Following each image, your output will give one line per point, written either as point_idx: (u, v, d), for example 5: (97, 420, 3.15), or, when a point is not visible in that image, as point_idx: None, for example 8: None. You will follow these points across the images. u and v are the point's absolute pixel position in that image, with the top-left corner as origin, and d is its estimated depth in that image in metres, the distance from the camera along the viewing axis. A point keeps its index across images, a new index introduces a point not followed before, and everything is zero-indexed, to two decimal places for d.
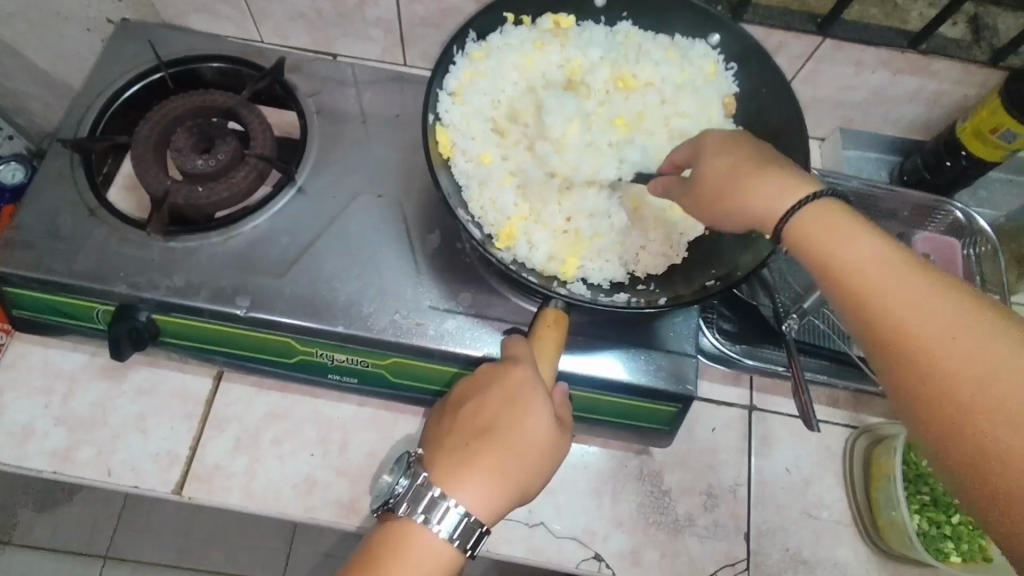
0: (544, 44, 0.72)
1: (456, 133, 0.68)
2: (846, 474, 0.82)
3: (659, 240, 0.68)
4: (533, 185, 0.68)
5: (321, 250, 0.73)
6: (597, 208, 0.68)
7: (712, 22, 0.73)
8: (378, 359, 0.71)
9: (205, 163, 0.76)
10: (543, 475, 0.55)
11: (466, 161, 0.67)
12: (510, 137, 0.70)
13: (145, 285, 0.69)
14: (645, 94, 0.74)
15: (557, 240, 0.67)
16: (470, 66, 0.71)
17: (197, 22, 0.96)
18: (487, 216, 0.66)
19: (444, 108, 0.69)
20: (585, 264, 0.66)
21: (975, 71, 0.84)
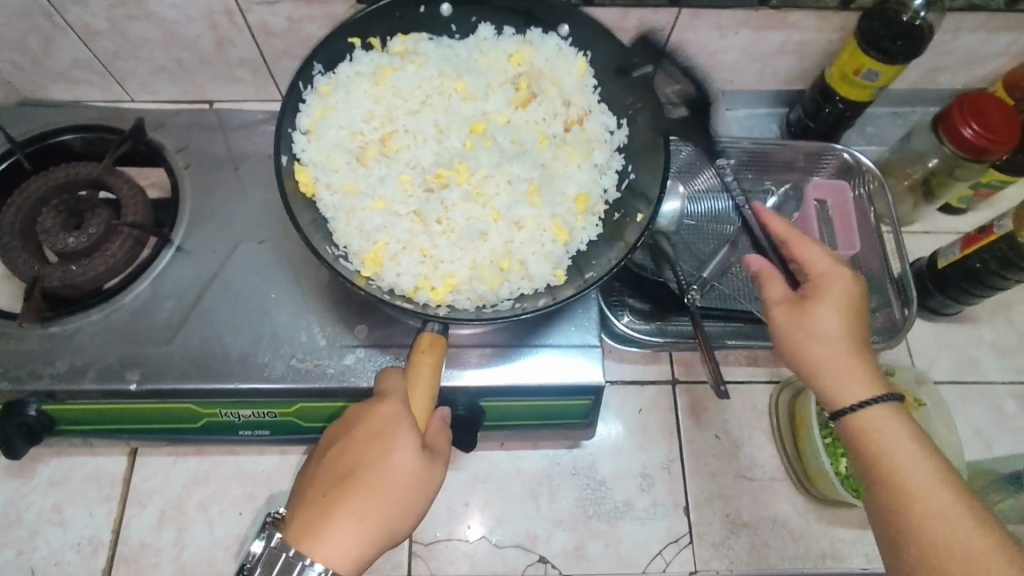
0: (394, 69, 0.72)
1: (316, 169, 0.67)
2: (774, 429, 0.83)
3: (534, 246, 0.67)
4: (402, 209, 0.68)
5: (209, 308, 0.72)
6: (467, 223, 0.68)
7: (558, 14, 0.72)
8: (283, 408, 0.70)
9: (76, 240, 0.72)
10: (415, 511, 0.56)
11: (329, 195, 0.66)
12: (374, 165, 0.69)
13: (28, 377, 0.67)
14: (503, 97, 0.74)
15: (428, 261, 0.65)
16: (320, 101, 0.69)
17: (59, 92, 0.93)
18: (354, 246, 0.65)
19: (299, 147, 0.67)
20: (461, 282, 0.64)
21: (830, 16, 0.85)
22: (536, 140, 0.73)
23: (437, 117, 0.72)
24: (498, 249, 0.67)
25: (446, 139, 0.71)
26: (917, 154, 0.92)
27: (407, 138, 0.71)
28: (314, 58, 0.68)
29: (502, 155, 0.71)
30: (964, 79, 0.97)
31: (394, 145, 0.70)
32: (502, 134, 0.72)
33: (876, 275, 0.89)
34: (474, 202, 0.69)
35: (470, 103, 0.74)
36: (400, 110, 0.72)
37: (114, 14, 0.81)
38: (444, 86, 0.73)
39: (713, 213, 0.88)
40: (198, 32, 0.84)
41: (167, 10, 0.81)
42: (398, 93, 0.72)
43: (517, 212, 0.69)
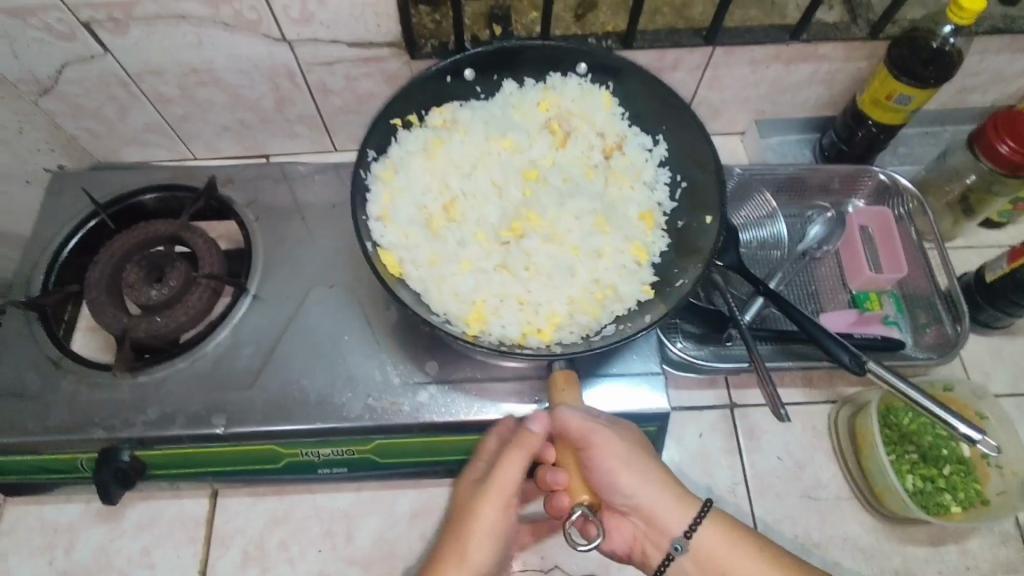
0: (441, 142, 0.76)
1: (398, 250, 0.69)
2: (835, 448, 0.84)
3: (619, 271, 0.71)
4: (490, 266, 0.71)
5: (287, 352, 0.76)
6: (552, 264, 0.72)
7: (575, 54, 0.75)
8: (362, 445, 0.73)
9: (159, 293, 0.76)
10: (483, 529, 0.60)
11: (417, 271, 0.69)
12: (447, 232, 0.73)
13: (122, 425, 0.71)
14: (544, 143, 0.79)
15: (526, 306, 0.69)
16: (384, 186, 0.72)
17: (131, 155, 1.00)
18: (457, 309, 0.67)
19: (378, 236, 0.69)
20: (560, 319, 0.67)
21: (858, 47, 0.89)
22: (584, 174, 0.78)
23: (492, 175, 0.77)
24: (589, 282, 0.70)
25: (507, 193, 0.76)
26: (953, 172, 0.95)
27: (469, 200, 0.76)
28: (368, 145, 0.71)
29: (561, 196, 0.76)
30: (993, 97, 1.00)
31: (461, 208, 0.75)
32: (558, 182, 0.77)
33: (923, 292, 0.93)
34: (553, 242, 0.73)
35: (515, 155, 0.78)
36: (454, 177, 0.76)
37: (185, 81, 0.87)
38: (489, 146, 0.78)
39: (762, 241, 0.94)
40: (261, 93, 0.90)
41: (234, 76, 0.86)
42: (449, 162, 0.77)
43: (591, 242, 0.73)
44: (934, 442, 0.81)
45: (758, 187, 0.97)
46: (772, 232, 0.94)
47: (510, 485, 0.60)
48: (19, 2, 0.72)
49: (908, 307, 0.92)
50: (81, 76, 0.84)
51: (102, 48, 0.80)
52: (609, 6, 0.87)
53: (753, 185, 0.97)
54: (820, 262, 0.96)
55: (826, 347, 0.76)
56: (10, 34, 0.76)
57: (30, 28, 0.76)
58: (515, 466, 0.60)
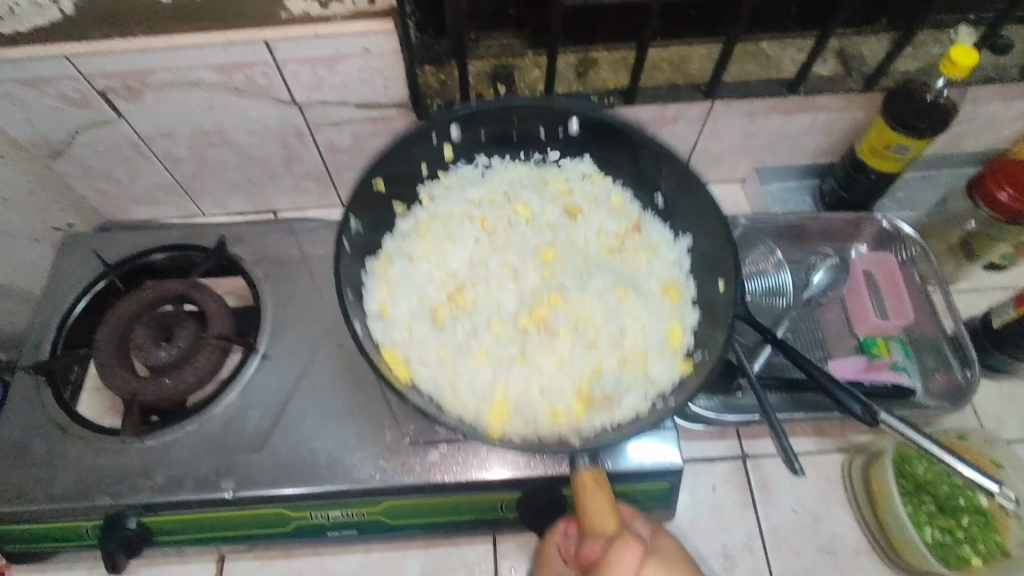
0: (439, 233, 0.79)
1: (402, 349, 0.69)
2: (851, 499, 0.83)
3: (648, 350, 0.70)
4: (503, 355, 0.71)
5: (296, 412, 0.75)
6: (572, 345, 0.72)
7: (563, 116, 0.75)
8: (372, 507, 0.72)
9: (167, 355, 0.76)
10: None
11: (425, 372, 0.68)
12: (456, 322, 0.74)
13: (128, 491, 0.70)
14: (548, 223, 0.81)
15: (550, 392, 0.68)
16: (381, 281, 0.74)
17: (140, 212, 1.01)
18: (473, 401, 0.67)
19: (380, 333, 0.69)
20: (582, 400, 0.67)
21: (854, 97, 0.90)
22: (601, 253, 0.79)
23: (503, 260, 0.78)
24: (616, 359, 0.71)
25: (521, 277, 0.77)
26: (953, 217, 0.98)
27: (477, 288, 0.76)
28: (351, 221, 0.70)
29: (580, 276, 0.77)
30: (988, 142, 1.01)
31: (472, 296, 0.76)
32: (576, 271, 0.77)
33: (929, 335, 0.93)
34: (575, 327, 0.73)
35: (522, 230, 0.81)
36: (455, 262, 0.78)
37: (196, 142, 0.88)
38: (496, 225, 0.80)
39: (767, 289, 0.93)
40: (269, 152, 0.91)
41: (243, 136, 0.88)
42: (446, 245, 0.79)
43: (613, 321, 0.74)
44: (951, 492, 0.80)
45: (762, 237, 0.99)
46: (778, 282, 0.93)
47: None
48: (36, 73, 0.74)
49: (915, 353, 0.93)
50: (94, 139, 0.85)
51: (115, 113, 0.82)
52: (609, 64, 0.89)
53: (758, 234, 0.99)
54: (825, 308, 0.97)
55: (836, 398, 0.74)
56: (25, 101, 0.78)
57: (46, 96, 0.78)
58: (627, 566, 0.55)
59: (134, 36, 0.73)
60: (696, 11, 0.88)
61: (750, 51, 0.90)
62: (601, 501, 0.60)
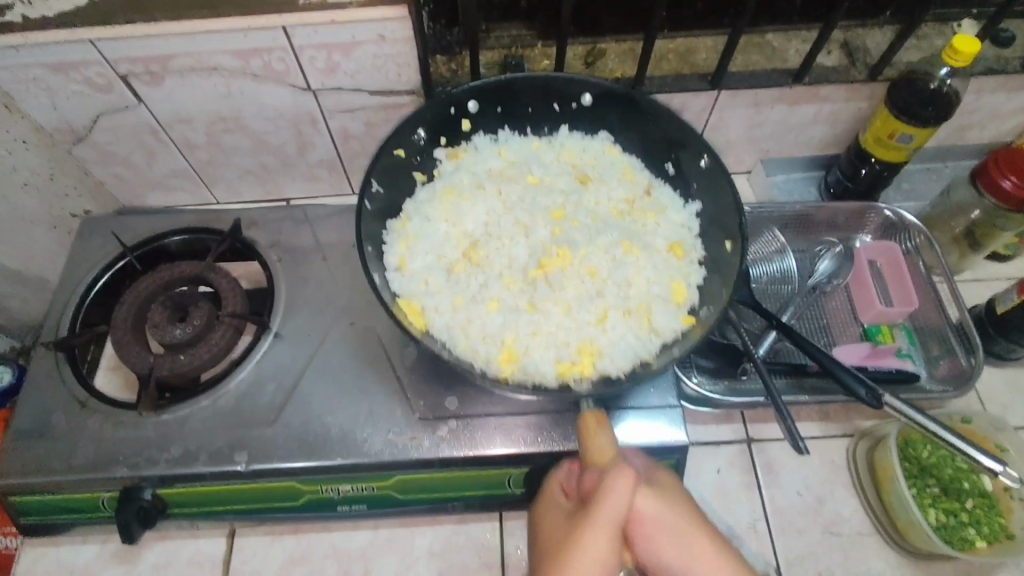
0: (455, 189, 0.80)
1: (418, 298, 0.72)
2: (855, 482, 0.84)
3: (653, 301, 0.73)
4: (514, 305, 0.73)
5: (308, 388, 0.77)
6: (581, 298, 0.74)
7: (580, 85, 0.78)
8: (381, 481, 0.73)
9: (183, 332, 0.77)
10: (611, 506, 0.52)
11: (440, 321, 0.71)
12: (470, 274, 0.76)
13: (145, 463, 0.72)
14: (561, 183, 0.82)
15: (562, 343, 0.70)
16: (400, 237, 0.76)
17: (155, 199, 1.03)
18: (485, 352, 0.69)
19: (396, 284, 0.72)
20: (593, 350, 0.69)
21: (858, 87, 0.92)
22: (611, 215, 0.80)
23: (517, 217, 0.80)
24: (624, 309, 0.73)
25: (534, 232, 0.79)
26: (957, 207, 0.98)
27: (492, 243, 0.78)
28: (370, 178, 0.72)
29: (591, 232, 0.78)
30: (991, 135, 1.02)
31: (485, 250, 0.78)
32: (588, 227, 0.79)
33: (934, 324, 0.94)
34: (584, 280, 0.75)
35: (536, 192, 0.82)
36: (471, 220, 0.80)
37: (213, 128, 0.90)
38: (510, 184, 0.82)
39: (772, 276, 0.96)
40: (284, 139, 0.94)
41: (260, 122, 0.90)
42: (463, 204, 0.80)
43: (623, 275, 0.75)
44: (955, 475, 0.81)
45: (767, 225, 1.00)
46: (781, 268, 0.96)
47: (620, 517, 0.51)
48: (62, 58, 0.77)
49: (921, 340, 0.93)
50: (115, 124, 0.88)
51: (136, 99, 0.84)
52: (617, 55, 0.90)
53: (762, 223, 1.00)
54: (830, 296, 0.97)
55: (841, 379, 0.76)
56: (51, 86, 0.81)
57: (71, 81, 0.80)
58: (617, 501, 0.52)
59: (158, 22, 0.75)
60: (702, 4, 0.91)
61: (755, 43, 0.92)
62: (603, 442, 0.61)
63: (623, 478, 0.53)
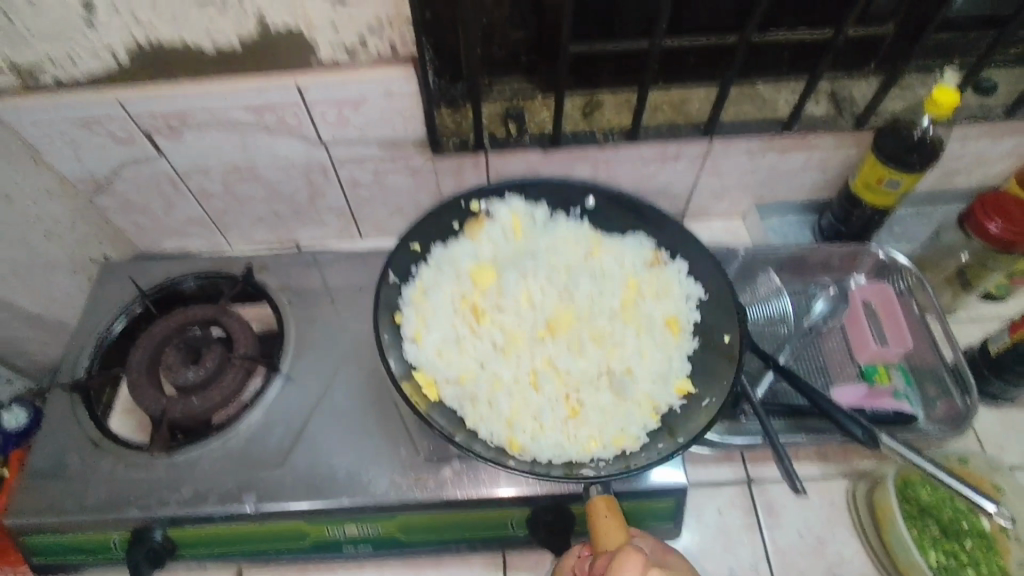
0: (464, 270, 0.83)
1: (431, 370, 0.75)
2: (856, 524, 0.84)
3: (659, 382, 0.75)
4: (519, 387, 0.76)
5: (315, 430, 0.79)
6: (582, 379, 0.77)
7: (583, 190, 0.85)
8: (385, 522, 0.75)
9: (195, 374, 0.80)
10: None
11: (452, 389, 0.74)
12: (475, 344, 0.79)
13: (155, 504, 0.73)
14: (566, 264, 0.85)
15: (561, 404, 0.74)
16: (416, 308, 0.79)
17: (171, 244, 1.07)
18: (494, 433, 0.71)
19: (411, 356, 0.75)
20: (583, 412, 0.74)
21: (845, 135, 0.96)
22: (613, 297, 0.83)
23: (523, 294, 0.83)
24: (625, 392, 0.75)
25: (534, 309, 0.82)
26: (948, 249, 1.00)
27: (499, 313, 0.82)
28: (390, 270, 0.78)
29: (588, 308, 0.83)
30: (979, 179, 1.06)
31: (489, 325, 0.81)
32: (587, 305, 0.83)
33: (928, 365, 0.95)
34: (584, 358, 0.79)
35: (540, 269, 0.84)
36: (479, 291, 0.83)
37: (228, 178, 0.95)
38: (514, 262, 0.84)
39: (769, 316, 0.98)
40: (296, 187, 0.98)
41: (272, 172, 0.95)
42: (474, 282, 0.83)
43: (628, 355, 0.79)
44: (954, 516, 0.81)
45: (762, 267, 1.03)
46: (779, 308, 0.98)
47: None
48: (89, 115, 0.82)
49: (916, 380, 0.95)
50: (135, 174, 0.92)
51: (157, 151, 0.89)
52: (613, 105, 0.96)
53: (758, 265, 1.03)
54: (826, 336, 0.99)
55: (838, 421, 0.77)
56: (77, 140, 0.86)
57: (97, 136, 0.85)
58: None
59: (179, 81, 0.80)
60: (694, 58, 0.95)
61: (746, 94, 0.97)
62: (615, 529, 0.63)
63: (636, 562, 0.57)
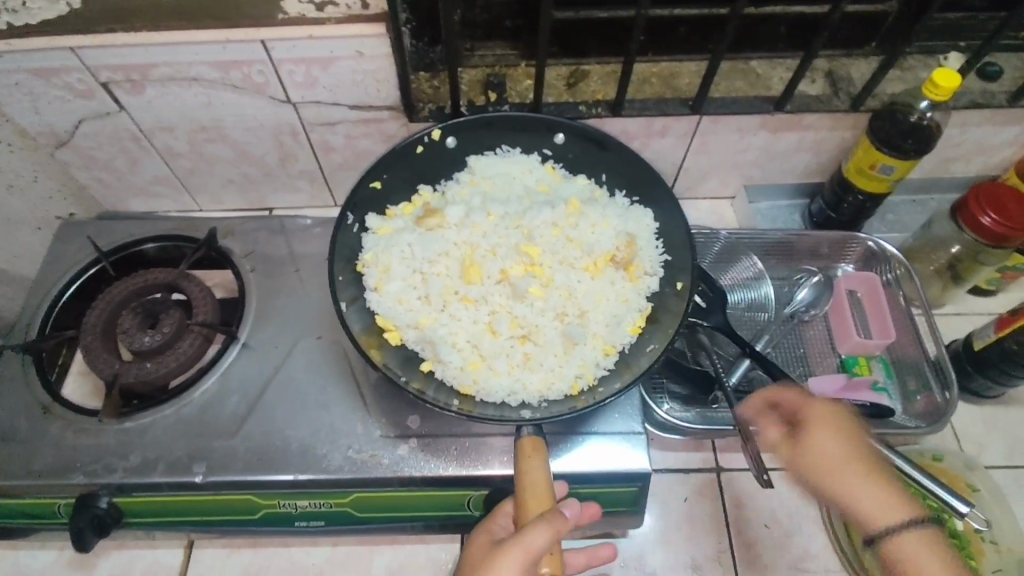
0: (427, 217, 0.79)
1: (393, 317, 0.73)
2: (825, 519, 0.83)
3: (612, 321, 0.74)
4: (477, 330, 0.74)
5: (272, 400, 0.77)
6: (543, 323, 0.74)
7: (553, 126, 0.80)
8: (339, 498, 0.73)
9: (151, 339, 0.78)
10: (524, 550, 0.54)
11: (413, 333, 0.73)
12: (435, 290, 0.75)
13: (103, 471, 0.71)
14: (533, 210, 0.80)
15: (517, 348, 0.73)
16: (376, 255, 0.76)
17: (139, 204, 1.04)
18: (452, 371, 0.71)
19: (373, 306, 0.74)
20: (537, 354, 0.72)
21: (841, 116, 0.91)
22: (577, 241, 0.79)
23: (487, 240, 0.79)
24: (581, 333, 0.73)
25: (499, 253, 0.78)
26: (939, 240, 0.97)
27: (465, 257, 0.78)
28: (347, 211, 0.75)
29: (555, 251, 0.79)
30: (978, 168, 1.02)
31: (453, 271, 0.77)
32: (555, 252, 0.79)
33: (911, 358, 0.92)
34: (546, 298, 0.75)
35: (503, 219, 0.80)
36: (445, 238, 0.79)
37: (194, 137, 0.91)
38: (478, 208, 0.80)
39: (750, 303, 0.95)
40: (266, 150, 0.94)
41: (241, 132, 0.91)
42: (438, 231, 0.79)
43: (585, 299, 0.76)
44: None
45: (745, 251, 0.99)
46: (760, 295, 0.95)
47: (536, 556, 0.55)
48: (44, 64, 0.78)
49: (898, 373, 0.92)
50: (97, 130, 0.88)
51: (118, 105, 0.85)
52: (599, 77, 0.91)
53: (738, 250, 0.99)
54: (807, 325, 0.97)
55: None
56: (34, 91, 0.81)
57: (53, 86, 0.81)
58: (539, 540, 0.55)
59: (140, 31, 0.76)
60: (685, 28, 0.91)
61: (740, 69, 0.92)
62: (536, 468, 0.62)
63: (544, 526, 0.55)
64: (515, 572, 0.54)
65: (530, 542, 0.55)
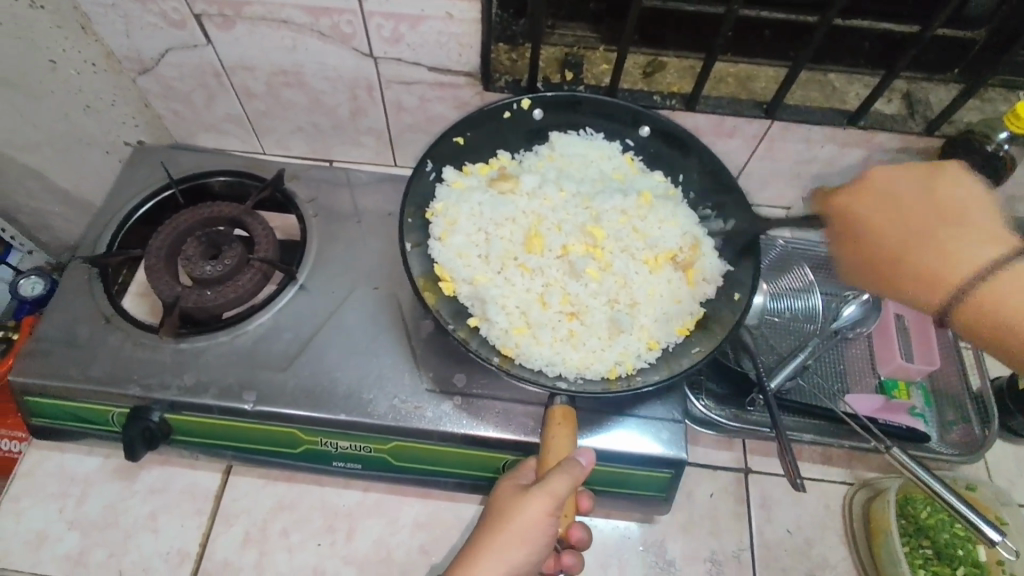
0: (501, 181, 0.81)
1: (451, 267, 0.75)
2: (848, 533, 0.83)
3: (660, 319, 0.74)
4: (527, 298, 0.75)
5: (325, 341, 0.78)
6: (592, 304, 0.75)
7: (642, 118, 0.81)
8: (379, 444, 0.75)
9: (214, 268, 0.80)
10: (549, 495, 0.59)
11: (467, 287, 0.74)
12: (496, 253, 0.77)
13: (158, 386, 0.74)
14: (603, 193, 0.81)
15: (564, 322, 0.74)
16: (447, 207, 0.78)
17: (207, 139, 1.06)
18: (497, 330, 0.72)
19: (434, 254, 0.76)
20: (583, 331, 0.73)
21: (914, 139, 0.91)
22: (642, 232, 0.80)
23: (553, 215, 0.80)
24: (629, 322, 0.73)
25: (563, 229, 0.79)
26: None
27: (530, 227, 0.79)
28: (427, 158, 0.77)
29: (619, 236, 0.79)
30: None
31: (516, 237, 0.79)
32: (618, 237, 0.79)
33: (954, 390, 0.92)
34: (601, 280, 0.76)
35: (572, 198, 0.81)
36: (515, 205, 0.80)
37: (273, 80, 0.93)
38: (549, 183, 0.82)
39: (797, 312, 0.95)
40: (339, 101, 0.96)
41: (318, 81, 0.92)
42: (510, 197, 0.81)
43: (639, 290, 0.76)
44: (951, 541, 0.79)
45: (799, 262, 1.00)
46: (807, 305, 0.95)
47: (558, 503, 0.59)
48: None
49: (937, 403, 0.92)
50: (181, 61, 0.90)
51: (205, 39, 0.87)
52: (677, 71, 0.92)
53: (793, 258, 1.01)
54: (851, 343, 0.96)
55: None
56: (127, 14, 0.83)
57: (145, 12, 0.83)
58: (561, 488, 0.60)
59: None
60: (769, 32, 0.91)
61: (817, 80, 0.93)
62: (564, 437, 0.65)
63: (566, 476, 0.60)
64: (538, 516, 0.59)
65: (554, 489, 0.59)
